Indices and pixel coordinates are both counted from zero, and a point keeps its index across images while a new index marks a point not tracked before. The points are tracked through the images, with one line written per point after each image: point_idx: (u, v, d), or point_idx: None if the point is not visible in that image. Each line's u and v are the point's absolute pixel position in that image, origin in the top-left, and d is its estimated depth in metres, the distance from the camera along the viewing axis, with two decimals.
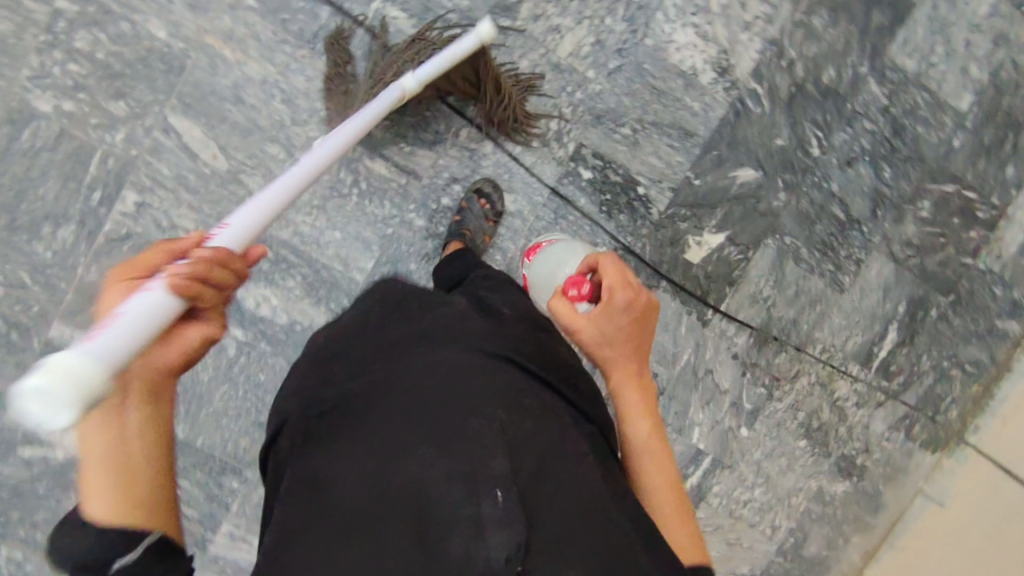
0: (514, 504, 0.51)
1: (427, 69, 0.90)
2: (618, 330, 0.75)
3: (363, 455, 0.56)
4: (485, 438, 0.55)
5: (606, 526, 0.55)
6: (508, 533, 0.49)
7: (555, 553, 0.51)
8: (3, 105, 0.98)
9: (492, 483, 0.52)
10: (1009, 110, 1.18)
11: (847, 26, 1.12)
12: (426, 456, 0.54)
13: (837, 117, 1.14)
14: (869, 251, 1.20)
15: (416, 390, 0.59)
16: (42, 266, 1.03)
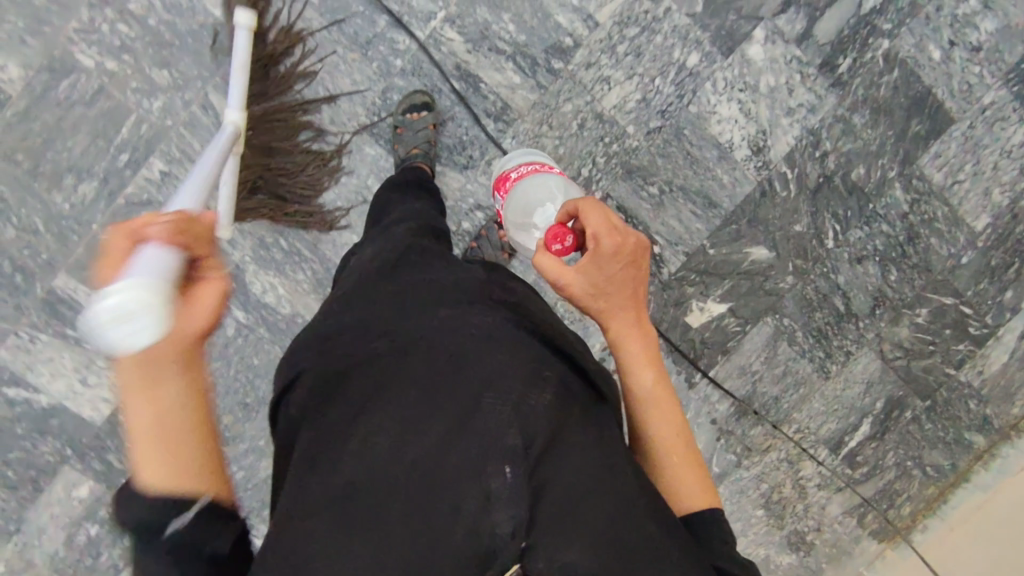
0: (523, 476, 0.46)
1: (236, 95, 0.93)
2: (612, 279, 0.65)
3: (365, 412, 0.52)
4: (496, 410, 0.50)
5: (615, 503, 0.50)
6: (513, 513, 0.45)
7: (562, 534, 0.46)
8: (45, 52, 0.97)
9: (502, 454, 0.47)
10: None
11: (886, 129, 1.13)
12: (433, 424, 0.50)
13: (857, 214, 1.17)
14: (860, 345, 1.23)
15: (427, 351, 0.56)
16: (58, 216, 1.03)
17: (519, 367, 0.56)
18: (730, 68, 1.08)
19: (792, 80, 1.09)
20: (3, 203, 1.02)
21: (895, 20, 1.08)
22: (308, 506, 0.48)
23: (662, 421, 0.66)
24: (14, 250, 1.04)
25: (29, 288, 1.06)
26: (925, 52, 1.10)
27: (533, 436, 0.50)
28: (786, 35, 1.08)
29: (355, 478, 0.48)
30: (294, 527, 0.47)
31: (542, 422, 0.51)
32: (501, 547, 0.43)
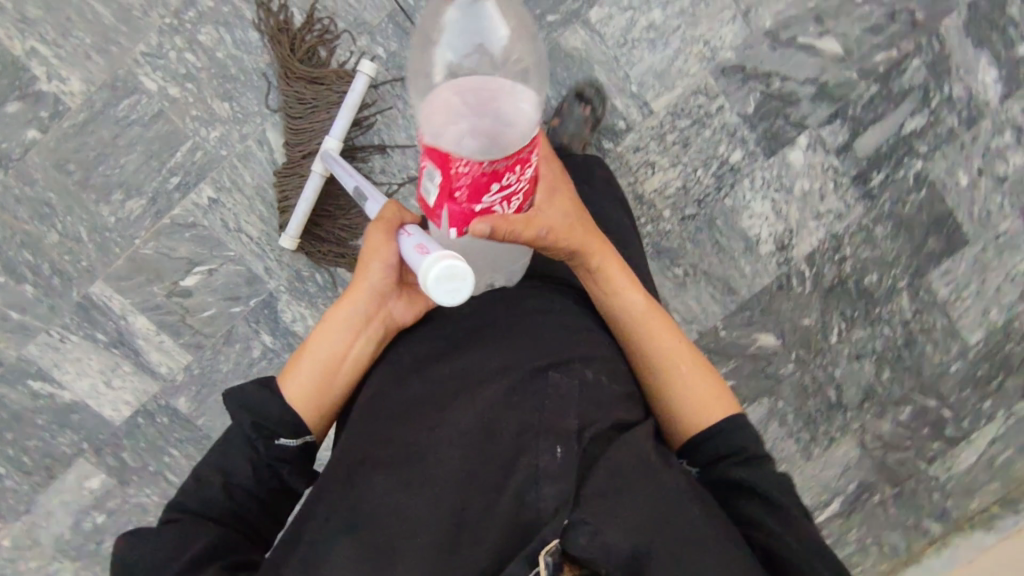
0: (573, 460, 0.57)
1: (343, 125, 0.97)
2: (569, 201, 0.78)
3: (442, 389, 0.65)
4: (560, 394, 0.62)
5: (666, 483, 0.57)
6: (561, 482, 0.56)
7: (605, 500, 0.55)
8: (110, 71, 0.98)
9: (559, 439, 0.58)
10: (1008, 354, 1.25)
11: (904, 242, 1.19)
12: (497, 402, 0.62)
13: (862, 315, 1.23)
14: (844, 433, 1.29)
15: (508, 340, 0.69)
16: (103, 228, 1.05)
17: (590, 360, 0.68)
18: (769, 168, 1.12)
19: (825, 187, 1.14)
20: (50, 209, 1.04)
21: (931, 144, 1.13)
22: (378, 455, 0.61)
23: (657, 335, 0.73)
24: (54, 254, 1.06)
25: (67, 291, 1.08)
26: (954, 177, 1.15)
27: (588, 427, 0.60)
28: (828, 144, 1.12)
29: (425, 439, 0.61)
30: (369, 474, 0.60)
31: (601, 415, 0.62)
32: (546, 520, 0.54)
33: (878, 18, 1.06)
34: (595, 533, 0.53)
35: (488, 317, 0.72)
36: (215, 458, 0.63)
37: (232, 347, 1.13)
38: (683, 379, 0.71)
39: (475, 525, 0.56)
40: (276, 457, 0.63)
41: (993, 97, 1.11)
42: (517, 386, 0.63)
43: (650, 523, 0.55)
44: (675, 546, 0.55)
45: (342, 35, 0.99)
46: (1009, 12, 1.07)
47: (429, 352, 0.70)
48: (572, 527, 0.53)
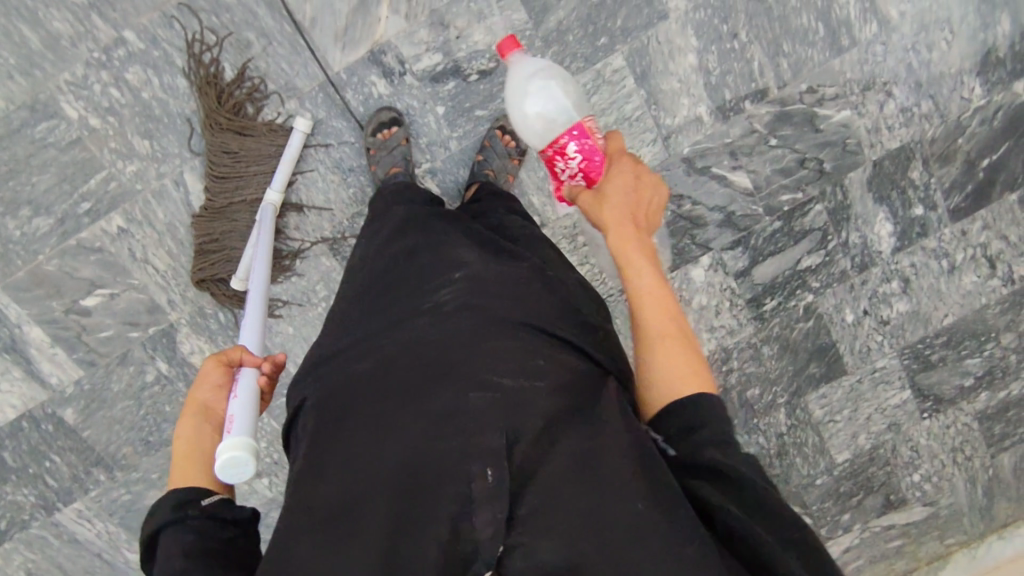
0: (502, 479, 0.56)
1: (283, 179, 1.00)
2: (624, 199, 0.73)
3: (369, 426, 0.63)
4: (477, 411, 0.60)
5: (594, 499, 0.55)
6: (493, 508, 0.55)
7: (536, 525, 0.54)
8: (31, 93, 0.98)
9: (484, 462, 0.57)
10: (871, 477, 1.28)
11: (788, 363, 1.24)
12: (424, 437, 0.60)
13: (743, 425, 1.27)
14: None
15: (427, 354, 0.66)
16: (7, 240, 1.06)
17: (510, 362, 0.64)
18: (671, 280, 1.18)
19: (720, 304, 1.20)
20: None
21: (824, 281, 1.19)
22: (306, 517, 0.59)
23: (649, 311, 0.67)
24: None
25: None
26: (841, 313, 1.22)
27: (517, 439, 0.58)
28: (728, 268, 1.17)
29: (357, 488, 0.59)
30: (296, 538, 0.58)
31: (525, 423, 0.59)
32: (484, 549, 0.54)
33: (789, 161, 1.11)
34: (530, 554, 0.53)
35: (411, 335, 0.68)
36: (165, 558, 0.58)
37: (125, 368, 1.14)
38: (659, 350, 0.65)
39: (414, 560, 0.54)
40: (219, 513, 0.62)
41: (886, 248, 1.18)
42: (439, 415, 0.61)
43: (582, 533, 0.54)
44: (619, 555, 0.53)
45: (271, 95, 1.01)
46: (912, 175, 1.13)
47: (358, 381, 0.67)
48: (508, 551, 0.54)
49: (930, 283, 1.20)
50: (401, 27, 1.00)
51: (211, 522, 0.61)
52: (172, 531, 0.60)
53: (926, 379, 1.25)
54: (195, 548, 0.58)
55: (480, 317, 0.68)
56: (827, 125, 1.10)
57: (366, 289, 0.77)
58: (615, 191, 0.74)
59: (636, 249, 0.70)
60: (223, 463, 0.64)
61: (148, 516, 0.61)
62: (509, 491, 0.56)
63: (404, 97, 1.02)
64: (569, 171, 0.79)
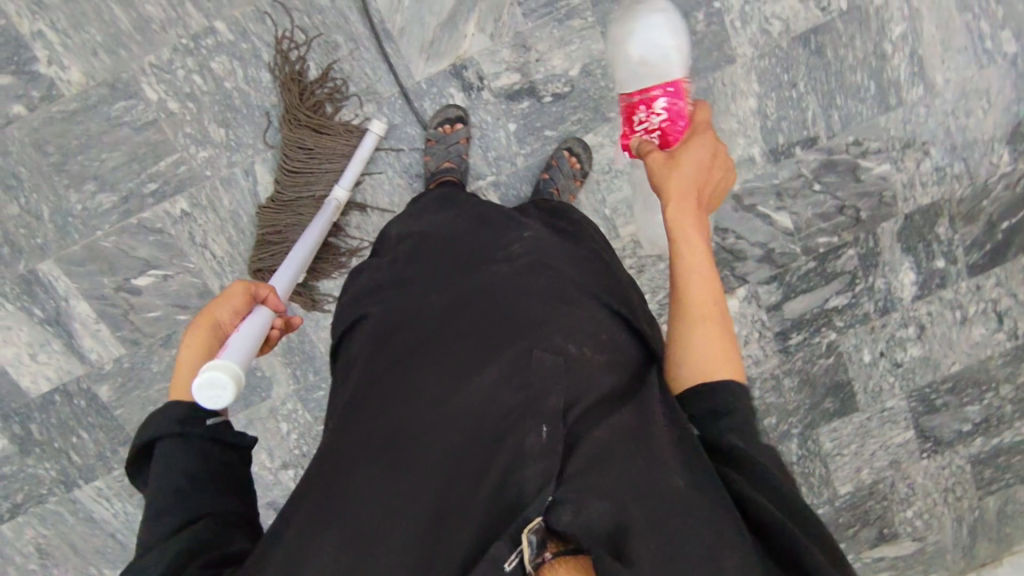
0: (558, 437, 0.52)
1: (352, 177, 1.02)
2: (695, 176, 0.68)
3: (432, 371, 0.62)
4: (544, 370, 0.57)
5: (642, 465, 0.52)
6: (545, 464, 0.49)
7: (585, 475, 0.49)
8: (115, 71, 1.00)
9: (541, 419, 0.53)
10: (869, 510, 1.34)
11: (805, 396, 1.30)
12: (488, 389, 0.58)
13: None
14: None
15: (497, 312, 0.65)
16: (67, 212, 1.05)
17: (582, 330, 0.63)
18: None
19: (750, 335, 1.26)
20: (18, 183, 1.03)
21: (847, 321, 1.26)
22: (362, 452, 0.59)
23: (698, 290, 0.63)
24: (10, 225, 1.05)
25: (13, 262, 1.07)
26: (859, 353, 1.28)
27: (575, 402, 0.55)
28: (761, 301, 1.24)
29: (413, 429, 0.58)
30: (353, 469, 0.57)
31: (587, 390, 0.57)
32: (531, 499, 0.47)
33: (828, 207, 1.19)
34: (580, 509, 0.45)
35: (481, 288, 0.68)
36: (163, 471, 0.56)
37: (168, 350, 1.11)
38: (699, 334, 0.61)
39: (466, 504, 0.51)
40: (222, 438, 0.59)
41: (906, 295, 1.25)
42: (501, 369, 0.59)
43: (634, 497, 0.49)
44: (657, 520, 0.48)
45: (350, 97, 1.03)
46: (938, 230, 1.21)
47: (424, 328, 0.67)
48: (556, 504, 0.46)
49: (943, 332, 1.27)
50: (485, 45, 1.04)
51: (211, 446, 0.59)
52: (173, 446, 0.57)
53: (929, 421, 1.32)
54: (194, 473, 0.56)
55: (546, 280, 0.68)
56: (867, 176, 1.18)
57: (435, 241, 0.78)
58: (688, 167, 0.68)
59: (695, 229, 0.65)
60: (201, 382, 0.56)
61: (143, 425, 0.59)
62: (560, 453, 0.50)
63: (479, 112, 1.06)
64: (649, 125, 0.85)
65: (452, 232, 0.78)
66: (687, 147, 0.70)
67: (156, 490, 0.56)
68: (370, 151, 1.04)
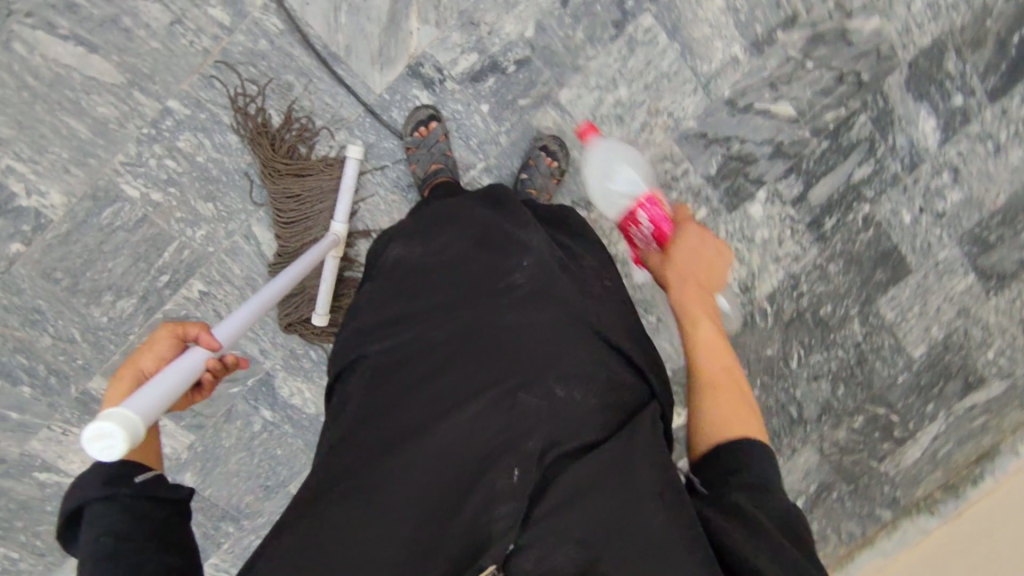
0: (528, 481, 0.57)
1: (346, 209, 1.01)
2: (693, 265, 0.77)
3: (421, 408, 0.66)
4: (531, 411, 0.62)
5: (626, 496, 0.58)
6: (512, 503, 0.56)
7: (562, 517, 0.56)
8: (90, 180, 0.98)
9: (518, 459, 0.59)
10: (949, 364, 1.32)
11: (855, 275, 1.27)
12: (472, 426, 0.63)
13: (820, 342, 1.31)
14: (805, 443, 1.36)
15: (490, 345, 0.68)
16: (96, 327, 1.06)
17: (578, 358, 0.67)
18: (732, 222, 1.20)
19: (782, 234, 1.24)
20: (40, 314, 1.05)
21: (877, 189, 1.22)
22: (341, 488, 0.62)
23: (705, 360, 0.69)
24: (49, 355, 1.07)
25: (64, 388, 1.10)
26: (898, 216, 1.24)
27: (555, 447, 0.60)
28: (784, 196, 1.21)
29: (392, 466, 0.62)
30: (332, 504, 0.60)
31: (575, 433, 0.62)
32: (495, 538, 0.55)
33: (827, 81, 1.15)
34: (543, 556, 0.54)
35: (477, 320, 0.71)
36: (100, 527, 0.59)
37: (232, 424, 1.18)
38: (707, 393, 0.66)
39: (440, 541, 0.56)
40: (154, 493, 0.62)
41: (931, 143, 1.19)
42: (490, 406, 0.63)
43: (608, 535, 0.56)
44: (634, 557, 0.54)
45: (320, 131, 1.01)
46: (947, 67, 1.15)
47: (414, 365, 0.70)
48: (518, 550, 0.54)
49: (979, 168, 1.21)
50: (433, 35, 1.01)
51: (146, 502, 0.62)
52: (103, 505, 0.60)
53: (987, 262, 1.26)
54: (125, 532, 0.59)
55: (541, 305, 0.71)
56: (859, 38, 1.14)
57: (428, 267, 0.79)
58: (683, 255, 0.78)
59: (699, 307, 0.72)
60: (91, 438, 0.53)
61: (75, 487, 0.62)
62: (530, 493, 0.57)
63: (448, 103, 1.04)
64: (645, 238, 0.87)
65: (447, 258, 0.78)
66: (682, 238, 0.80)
67: (87, 552, 0.58)
68: (355, 178, 1.02)
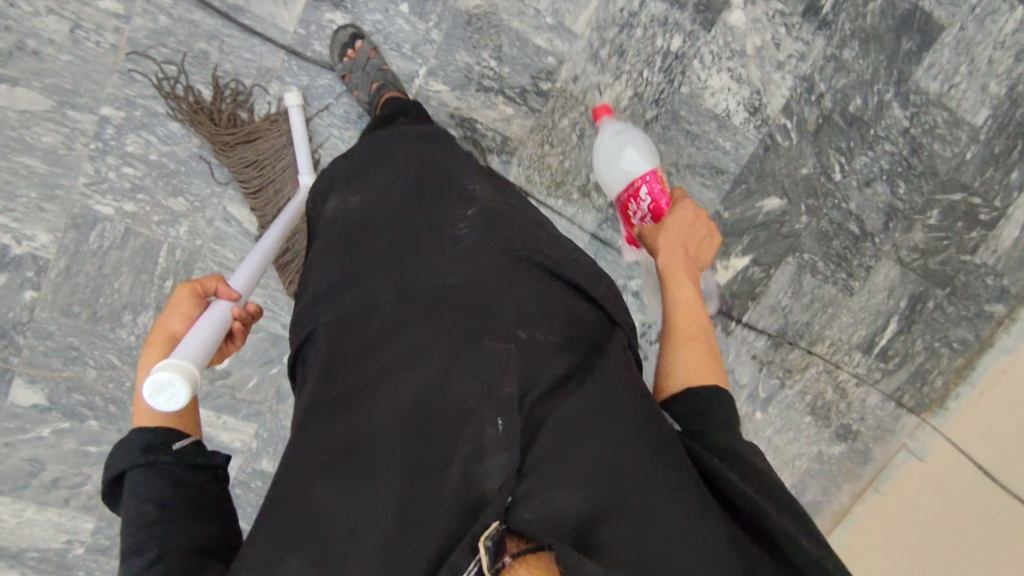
0: (515, 430, 0.57)
1: (307, 158, 0.99)
2: (680, 234, 0.90)
3: (386, 373, 0.65)
4: (496, 349, 0.63)
5: (610, 434, 0.60)
6: (504, 456, 0.56)
7: (553, 467, 0.56)
8: (65, 212, 1.00)
9: (498, 408, 0.58)
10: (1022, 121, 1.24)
11: (877, 55, 1.16)
12: (439, 376, 0.63)
13: (860, 143, 1.20)
14: (879, 259, 1.30)
15: (448, 294, 0.69)
16: (129, 348, 1.11)
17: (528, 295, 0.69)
18: (714, 41, 1.11)
19: (776, 37, 1.12)
20: (77, 350, 1.10)
21: None
22: (318, 458, 0.62)
23: (679, 318, 0.83)
24: (100, 385, 1.13)
25: (126, 412, 1.15)
26: None
27: (531, 389, 0.60)
28: None
29: (367, 430, 0.62)
30: (313, 479, 0.60)
31: (544, 368, 0.63)
32: (493, 497, 0.54)
33: None
34: (543, 503, 0.53)
35: (429, 272, 0.71)
36: (142, 495, 0.65)
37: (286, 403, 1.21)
38: (681, 347, 0.79)
39: (429, 499, 0.57)
40: (191, 462, 0.68)
41: None
42: (454, 354, 0.64)
43: (601, 482, 0.56)
44: (626, 501, 0.56)
45: (252, 90, 1.00)
46: None
47: (369, 322, 0.70)
48: (519, 500, 0.53)
49: None
50: None
51: (182, 470, 0.67)
52: (144, 473, 0.66)
53: None
54: (169, 499, 0.65)
55: (494, 248, 0.73)
56: None
57: (356, 222, 0.78)
58: (671, 229, 0.90)
59: (680, 274, 0.86)
60: (154, 376, 0.62)
61: (115, 457, 0.67)
62: (521, 445, 0.57)
63: (365, 16, 1.00)
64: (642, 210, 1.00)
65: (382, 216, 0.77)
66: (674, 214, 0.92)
67: (134, 516, 0.64)
68: (305, 125, 1.00)
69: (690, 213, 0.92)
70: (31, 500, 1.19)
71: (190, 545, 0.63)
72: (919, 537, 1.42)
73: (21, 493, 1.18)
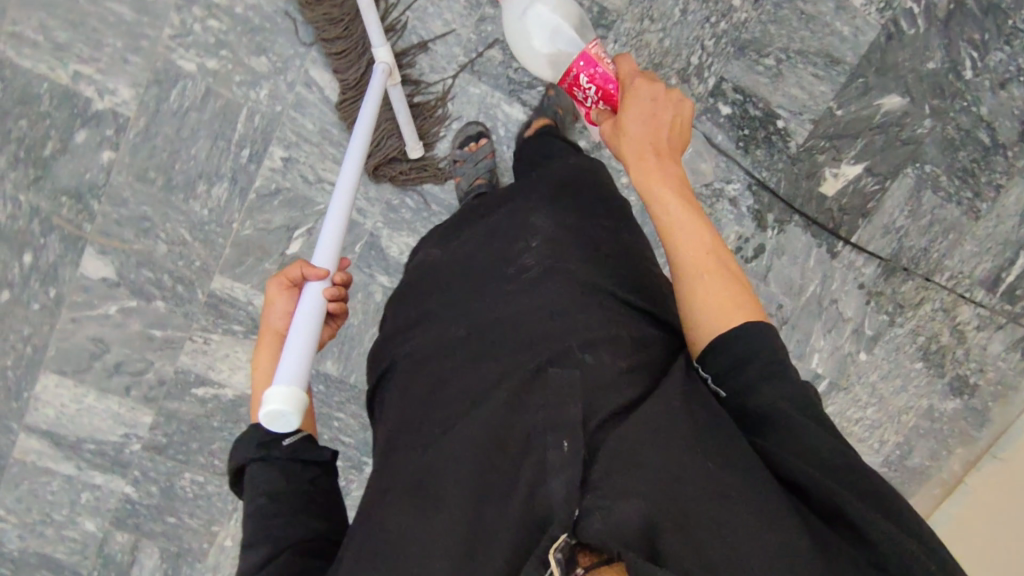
0: (578, 447, 0.53)
1: (379, 30, 0.90)
2: (645, 123, 0.65)
3: (458, 402, 0.62)
4: (563, 379, 0.58)
5: (668, 442, 0.54)
6: (567, 475, 0.52)
7: (613, 480, 0.51)
8: (148, 66, 1.01)
9: (558, 432, 0.54)
10: None
11: None
12: (510, 405, 0.59)
13: (996, 35, 1.09)
14: (1012, 176, 1.15)
15: (515, 321, 0.65)
16: (201, 224, 1.07)
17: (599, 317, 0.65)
18: None
19: None
20: (149, 222, 1.06)
21: None
22: (397, 489, 0.59)
23: (683, 241, 0.62)
24: (169, 263, 1.08)
25: (193, 295, 1.10)
26: None
27: (596, 415, 0.56)
28: None
29: (439, 454, 0.59)
30: (392, 508, 0.58)
31: (611, 394, 0.58)
32: (558, 510, 0.50)
33: None
34: (607, 514, 0.48)
35: (498, 300, 0.68)
36: (254, 496, 0.60)
37: (355, 297, 1.10)
38: (694, 284, 0.61)
39: (500, 523, 0.53)
40: (303, 456, 0.61)
41: None
42: (523, 385, 0.60)
43: (664, 492, 0.51)
44: (695, 515, 0.51)
45: None
46: None
47: (445, 357, 0.66)
48: (584, 514, 0.49)
49: None
50: None
51: (294, 464, 0.61)
52: (260, 468, 0.60)
53: None
54: (280, 492, 0.59)
55: (558, 268, 0.69)
56: None
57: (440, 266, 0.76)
58: (632, 121, 0.65)
59: (660, 180, 0.63)
60: (264, 411, 0.54)
61: (233, 450, 0.62)
62: (582, 461, 0.52)
63: None
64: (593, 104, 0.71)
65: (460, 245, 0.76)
66: (628, 101, 0.66)
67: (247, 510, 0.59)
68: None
69: (646, 89, 0.66)
70: (93, 385, 1.13)
71: (301, 545, 0.58)
72: (985, 531, 1.18)
73: (84, 377, 1.12)
